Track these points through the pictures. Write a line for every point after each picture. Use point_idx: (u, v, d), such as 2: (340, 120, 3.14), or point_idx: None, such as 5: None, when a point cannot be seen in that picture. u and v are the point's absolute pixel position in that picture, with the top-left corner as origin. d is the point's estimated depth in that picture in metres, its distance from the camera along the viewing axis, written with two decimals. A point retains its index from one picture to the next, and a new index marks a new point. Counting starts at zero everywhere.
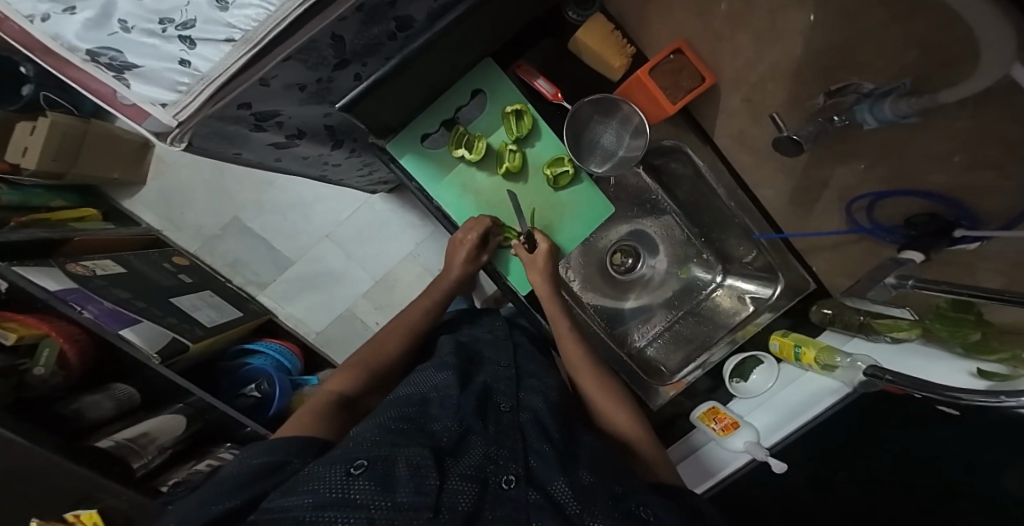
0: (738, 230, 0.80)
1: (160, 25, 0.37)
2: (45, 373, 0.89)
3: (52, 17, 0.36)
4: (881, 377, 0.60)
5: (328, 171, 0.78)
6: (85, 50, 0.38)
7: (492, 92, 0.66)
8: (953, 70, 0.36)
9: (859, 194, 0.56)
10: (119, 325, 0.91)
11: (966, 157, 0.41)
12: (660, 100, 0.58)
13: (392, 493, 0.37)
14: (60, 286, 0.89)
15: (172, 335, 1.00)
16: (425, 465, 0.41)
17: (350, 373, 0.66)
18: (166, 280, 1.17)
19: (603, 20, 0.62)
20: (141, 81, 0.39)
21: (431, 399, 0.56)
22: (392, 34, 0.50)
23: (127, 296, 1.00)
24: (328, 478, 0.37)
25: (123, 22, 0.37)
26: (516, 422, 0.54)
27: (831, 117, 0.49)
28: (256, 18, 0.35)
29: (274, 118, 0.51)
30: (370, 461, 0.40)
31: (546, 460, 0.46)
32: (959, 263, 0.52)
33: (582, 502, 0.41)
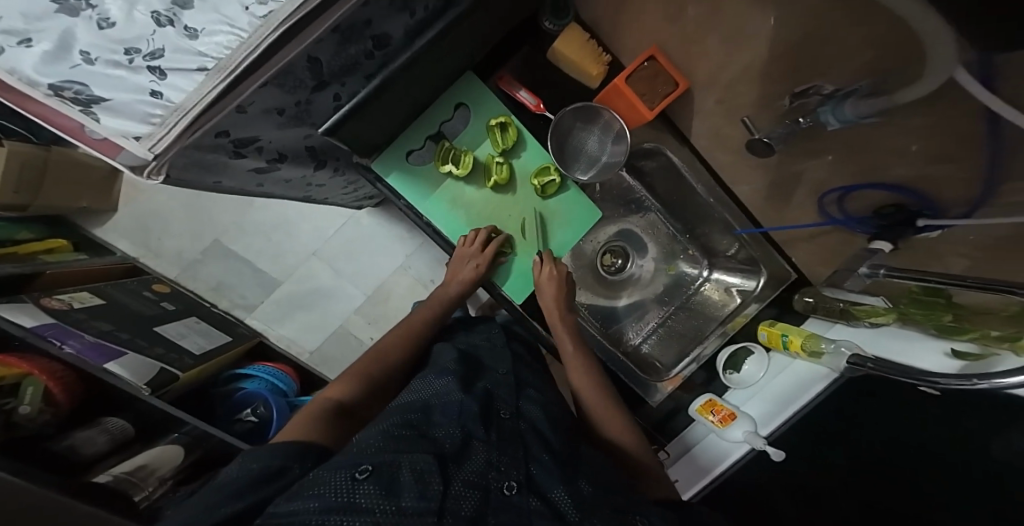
0: (720, 225, 0.82)
1: (126, 56, 0.36)
2: (32, 411, 0.86)
3: (6, 49, 0.34)
4: (863, 365, 0.63)
5: (312, 191, 0.78)
6: (46, 84, 0.36)
7: (475, 105, 0.67)
8: (905, 72, 0.38)
9: (830, 188, 0.58)
10: (103, 359, 0.88)
11: (924, 147, 0.43)
12: (640, 108, 0.61)
13: (397, 498, 0.38)
14: (37, 321, 0.85)
15: (160, 366, 0.98)
16: (429, 471, 0.41)
17: (350, 380, 0.65)
18: (149, 309, 1.14)
19: (579, 29, 0.64)
20: (111, 115, 0.38)
21: (434, 405, 0.55)
22: (370, 52, 0.50)
23: (110, 328, 0.98)
24: (333, 483, 0.37)
25: (86, 54, 0.36)
26: (517, 429, 0.54)
27: (798, 119, 0.53)
28: (229, 45, 0.36)
29: (253, 143, 0.50)
30: (376, 465, 0.40)
31: (546, 468, 0.47)
32: (927, 250, 0.54)
33: (581, 510, 0.42)
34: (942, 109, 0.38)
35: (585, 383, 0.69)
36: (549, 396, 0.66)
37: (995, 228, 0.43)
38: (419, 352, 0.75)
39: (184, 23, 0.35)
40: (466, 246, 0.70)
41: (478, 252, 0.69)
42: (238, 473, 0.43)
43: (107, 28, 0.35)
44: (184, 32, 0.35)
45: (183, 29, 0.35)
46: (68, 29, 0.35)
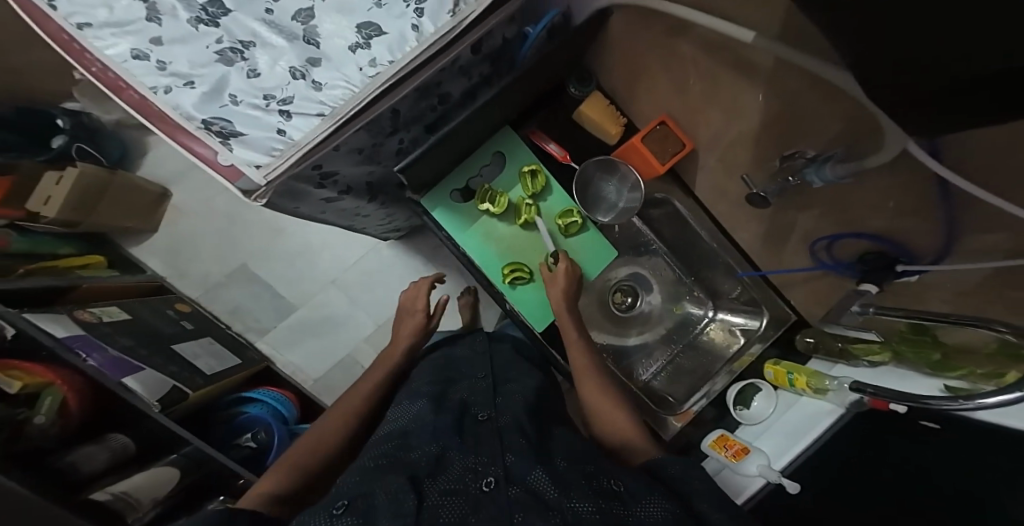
0: (723, 269, 0.91)
1: (265, 101, 0.49)
2: (43, 424, 0.86)
3: (175, 89, 0.47)
4: (864, 390, 0.67)
5: (356, 222, 0.86)
6: (201, 119, 0.47)
7: (510, 154, 0.77)
8: (871, 139, 0.48)
9: (818, 237, 0.67)
10: (121, 373, 0.93)
11: (900, 202, 0.53)
12: (652, 162, 0.71)
13: (375, 521, 0.41)
14: (67, 333, 0.90)
15: (173, 383, 1.03)
16: (403, 491, 0.44)
17: (309, 447, 0.67)
18: (170, 328, 1.19)
19: (601, 97, 0.76)
20: (242, 147, 0.47)
21: (411, 431, 0.59)
22: (434, 107, 0.61)
23: (131, 344, 1.02)
24: (315, 523, 0.41)
25: (233, 96, 0.49)
26: (494, 426, 0.59)
27: (787, 177, 0.60)
28: (343, 96, 0.48)
29: (333, 177, 0.59)
30: (350, 503, 0.44)
31: (520, 457, 0.50)
32: (909, 292, 0.62)
33: (559, 487, 0.45)
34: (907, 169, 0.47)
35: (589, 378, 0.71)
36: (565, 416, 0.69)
37: (962, 277, 0.53)
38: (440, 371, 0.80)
39: (312, 78, 0.49)
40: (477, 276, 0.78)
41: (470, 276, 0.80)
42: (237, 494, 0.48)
43: (254, 77, 0.49)
44: (311, 84, 0.49)
45: (311, 85, 0.49)
46: (224, 78, 0.49)
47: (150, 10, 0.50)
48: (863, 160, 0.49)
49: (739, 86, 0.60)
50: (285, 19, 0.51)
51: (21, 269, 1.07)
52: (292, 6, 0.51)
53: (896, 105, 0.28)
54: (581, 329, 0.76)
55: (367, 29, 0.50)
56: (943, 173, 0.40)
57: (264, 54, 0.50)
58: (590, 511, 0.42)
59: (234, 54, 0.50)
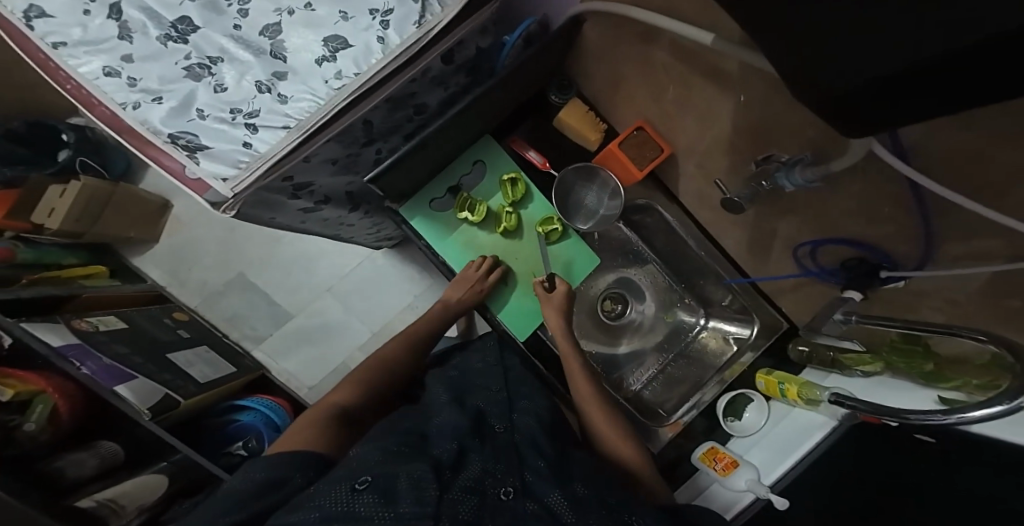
0: (713, 277, 0.89)
1: (231, 114, 0.50)
2: (34, 430, 0.88)
3: (143, 105, 0.50)
4: (844, 404, 0.64)
5: (342, 231, 0.87)
6: (168, 133, 0.49)
7: (490, 163, 0.78)
8: (840, 144, 0.49)
9: (800, 242, 0.66)
10: (114, 381, 0.94)
11: (894, 208, 0.51)
12: (629, 167, 0.71)
13: (396, 504, 0.44)
14: (62, 342, 0.93)
15: (166, 391, 1.04)
16: (424, 479, 0.47)
17: (349, 390, 0.73)
18: (164, 335, 1.20)
19: (580, 104, 0.76)
20: (208, 159, 0.49)
21: (428, 433, 0.58)
22: (411, 117, 0.62)
23: (126, 352, 1.04)
24: (335, 497, 0.44)
25: (200, 111, 0.50)
26: (511, 439, 0.59)
27: (762, 182, 0.61)
28: (309, 108, 0.49)
29: (308, 187, 0.60)
30: (373, 478, 0.46)
31: (541, 474, 0.51)
32: (899, 299, 0.59)
33: (576, 512, 0.46)
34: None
35: (592, 404, 0.70)
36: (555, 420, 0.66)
37: (959, 280, 0.50)
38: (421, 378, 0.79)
39: (278, 91, 0.51)
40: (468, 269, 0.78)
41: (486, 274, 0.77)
42: (244, 480, 0.51)
43: (221, 91, 0.51)
44: (277, 98, 0.50)
45: (277, 98, 0.50)
46: (192, 93, 0.51)
47: (122, 28, 0.52)
48: (830, 164, 0.50)
49: (712, 91, 0.59)
50: (254, 34, 0.53)
51: (22, 281, 1.11)
52: (259, 21, 0.53)
53: (827, 105, 0.27)
54: (580, 352, 0.75)
55: (333, 42, 0.51)
56: (912, 175, 0.40)
57: (232, 69, 0.52)
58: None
59: (202, 70, 0.52)
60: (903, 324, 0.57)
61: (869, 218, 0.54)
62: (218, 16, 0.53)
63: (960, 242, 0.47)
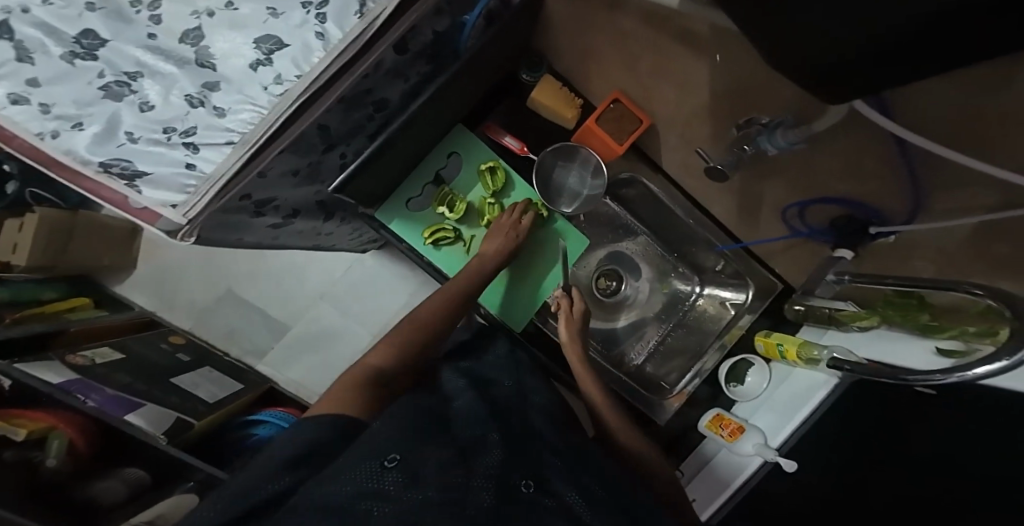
0: (703, 243, 0.87)
1: (165, 134, 0.46)
2: (56, 464, 0.87)
3: (62, 132, 0.45)
4: (842, 368, 0.63)
5: (322, 240, 0.84)
6: (98, 162, 0.45)
7: (466, 153, 0.75)
8: None
9: (788, 203, 0.65)
10: (123, 411, 0.91)
11: None
12: (610, 143, 0.68)
13: (419, 487, 0.40)
14: (62, 378, 0.89)
15: (177, 414, 1.01)
16: (451, 466, 0.43)
17: (389, 347, 0.62)
18: (164, 359, 1.18)
19: (552, 79, 0.70)
20: (151, 187, 0.46)
21: (450, 417, 0.55)
22: (371, 115, 0.58)
23: (129, 380, 1.02)
24: (363, 471, 0.40)
25: (130, 134, 0.46)
26: (529, 430, 0.56)
27: (743, 146, 0.62)
28: (252, 119, 0.45)
29: (271, 203, 0.57)
30: (401, 456, 0.43)
31: (558, 473, 0.48)
32: (892, 253, 0.58)
33: (587, 502, 0.45)
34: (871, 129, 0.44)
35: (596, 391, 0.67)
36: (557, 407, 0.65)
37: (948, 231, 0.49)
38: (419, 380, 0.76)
39: (213, 104, 0.46)
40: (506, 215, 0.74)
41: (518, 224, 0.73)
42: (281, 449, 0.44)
43: (148, 110, 0.46)
44: (213, 111, 0.46)
45: (213, 111, 0.46)
46: (117, 115, 0.46)
47: (17, 48, 0.44)
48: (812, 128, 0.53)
49: None
50: (172, 41, 0.47)
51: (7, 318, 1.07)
52: (176, 25, 0.47)
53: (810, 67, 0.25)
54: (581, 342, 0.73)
55: (266, 43, 0.46)
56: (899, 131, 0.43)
57: (155, 83, 0.47)
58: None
59: (121, 88, 0.46)
60: (897, 282, 0.55)
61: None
62: (126, 25, 0.47)
63: (959, 193, 0.46)
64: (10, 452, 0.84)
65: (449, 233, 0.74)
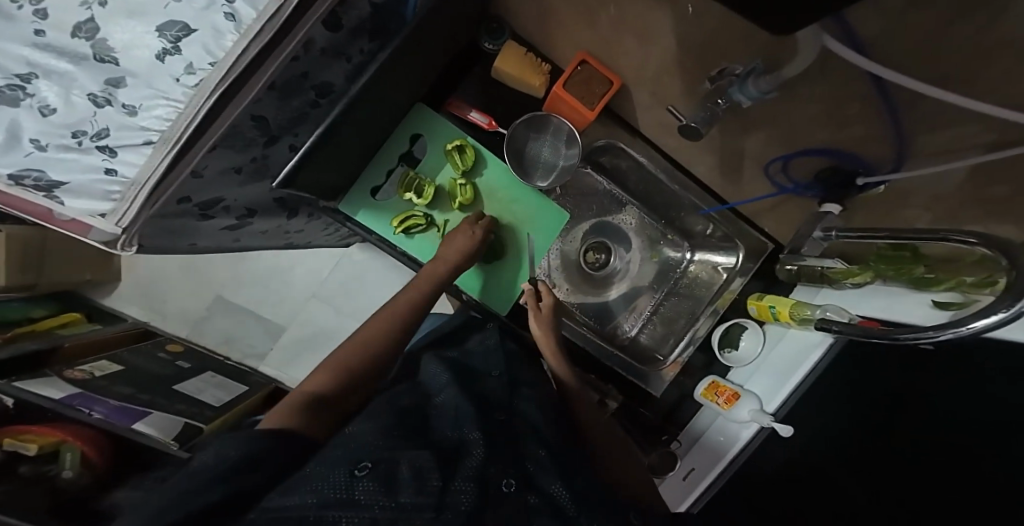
0: (689, 208, 0.83)
1: (76, 139, 0.44)
2: (72, 476, 0.85)
3: None
4: (830, 329, 0.61)
5: (293, 237, 0.86)
6: (9, 173, 0.45)
7: (430, 134, 0.71)
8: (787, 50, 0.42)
9: (770, 158, 0.60)
10: (131, 420, 0.87)
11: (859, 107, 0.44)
12: (580, 108, 0.64)
13: (396, 493, 0.37)
14: (64, 393, 0.87)
15: (185, 420, 0.95)
16: (427, 467, 0.41)
17: (325, 373, 0.58)
18: (167, 370, 1.15)
19: (516, 45, 0.66)
20: (73, 196, 0.45)
21: (430, 412, 0.55)
22: (315, 101, 0.55)
23: (131, 391, 0.98)
24: (330, 479, 0.37)
25: (36, 141, 0.44)
26: (516, 427, 0.55)
27: (717, 100, 0.54)
28: (169, 116, 0.42)
29: (218, 204, 0.58)
30: (374, 463, 0.40)
31: (542, 464, 0.48)
32: (883, 211, 0.56)
33: (580, 506, 0.44)
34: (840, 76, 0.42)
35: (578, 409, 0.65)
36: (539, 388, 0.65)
37: (932, 182, 0.45)
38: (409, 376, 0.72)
39: (122, 102, 0.42)
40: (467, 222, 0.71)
41: (478, 223, 0.70)
42: (212, 461, 0.39)
43: (51, 114, 0.43)
44: (123, 109, 0.42)
45: (123, 108, 0.42)
46: (17, 121, 0.43)
47: None
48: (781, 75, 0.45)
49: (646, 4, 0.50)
50: (63, 35, 0.40)
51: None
52: (64, 16, 0.40)
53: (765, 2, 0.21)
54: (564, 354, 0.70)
55: (171, 29, 0.40)
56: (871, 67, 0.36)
57: (49, 83, 0.42)
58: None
59: (13, 91, 0.43)
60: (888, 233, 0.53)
61: (834, 125, 0.49)
62: (7, 21, 0.40)
63: None
64: (28, 466, 0.84)
65: (420, 220, 0.71)
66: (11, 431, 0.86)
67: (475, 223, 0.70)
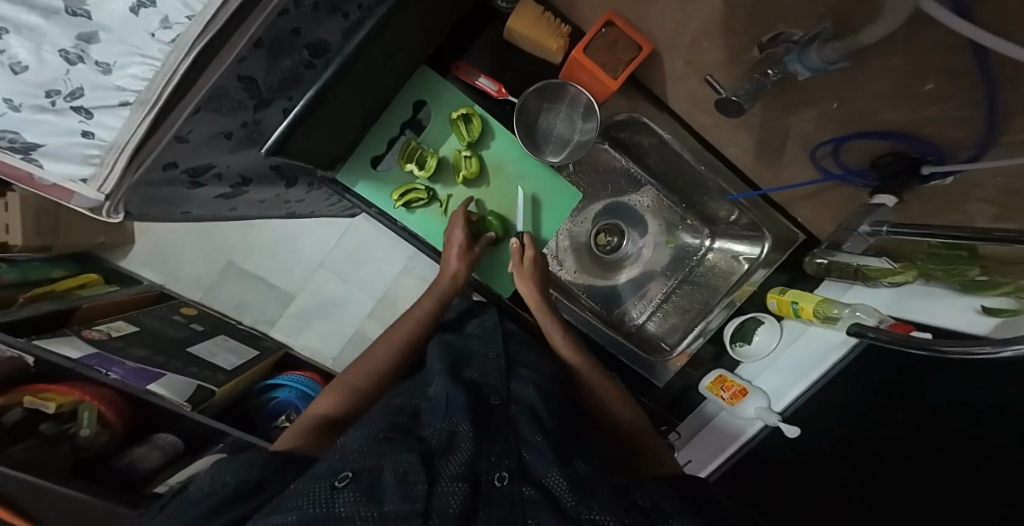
0: (714, 192, 0.77)
1: (49, 99, 0.40)
2: (91, 434, 0.87)
3: None
4: (864, 336, 0.58)
5: (293, 206, 0.85)
6: None
7: (435, 102, 0.67)
8: (873, 5, 0.35)
9: (821, 140, 0.54)
10: (145, 381, 0.87)
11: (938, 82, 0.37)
12: (600, 77, 0.57)
13: (380, 502, 0.36)
14: (82, 353, 0.86)
15: (197, 383, 0.95)
16: (413, 471, 0.39)
17: (337, 392, 0.61)
18: (180, 332, 1.15)
19: (532, 4, 0.59)
20: (50, 160, 0.44)
21: (422, 409, 0.53)
22: (309, 61, 0.51)
23: (148, 354, 0.98)
24: (312, 495, 0.35)
25: (10, 101, 0.40)
26: (509, 416, 0.51)
27: (766, 71, 0.49)
28: (145, 75, 0.37)
29: (209, 170, 0.56)
30: (355, 472, 0.38)
31: (541, 453, 0.45)
32: (936, 199, 0.50)
33: (577, 493, 0.40)
34: (921, 43, 0.35)
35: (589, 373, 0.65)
36: (543, 372, 0.63)
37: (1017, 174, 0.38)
38: (413, 354, 0.70)
39: (95, 58, 0.37)
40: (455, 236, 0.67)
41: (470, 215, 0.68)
42: (211, 488, 0.39)
43: (23, 72, 0.38)
44: (97, 67, 0.37)
45: (98, 66, 0.38)
46: None
47: None
48: (856, 39, 0.37)
49: None
50: None
51: (19, 298, 1.08)
52: None
53: None
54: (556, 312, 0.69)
55: None
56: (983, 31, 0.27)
57: (16, 38, 0.35)
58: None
59: None
60: (918, 229, 0.52)
61: (905, 99, 0.42)
62: None
63: None
64: (47, 424, 0.85)
65: (422, 194, 0.67)
66: (29, 389, 0.84)
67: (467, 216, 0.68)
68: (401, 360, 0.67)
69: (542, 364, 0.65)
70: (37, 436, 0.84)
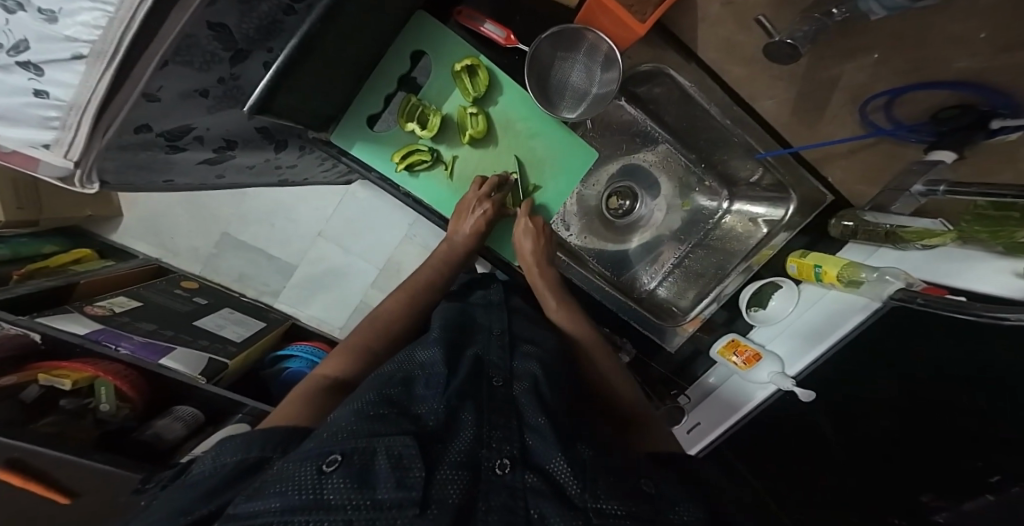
0: (740, 150, 0.71)
1: None
2: (111, 409, 0.86)
3: None
4: (911, 302, 0.55)
5: (285, 172, 0.79)
6: None
7: (435, 52, 0.60)
8: None
9: (875, 92, 0.53)
10: (157, 356, 0.86)
11: None
12: (627, 21, 0.50)
13: (372, 491, 0.34)
14: (88, 329, 0.84)
15: (210, 356, 0.93)
16: (408, 455, 0.37)
17: (347, 354, 0.58)
18: (183, 305, 1.12)
19: None
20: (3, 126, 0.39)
21: (416, 377, 0.50)
22: (288, 7, 0.43)
23: (154, 327, 0.96)
24: (297, 478, 0.33)
25: None
26: (511, 395, 0.50)
27: (830, 10, 0.49)
28: (98, 24, 0.30)
29: (188, 133, 0.50)
30: (346, 455, 0.35)
31: (543, 435, 0.43)
32: (1002, 154, 0.48)
33: (583, 481, 0.40)
34: None
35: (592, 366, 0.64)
36: (551, 350, 0.60)
37: None
38: (420, 323, 0.67)
39: (37, 5, 0.30)
40: (477, 195, 0.63)
41: (487, 197, 0.62)
42: (211, 469, 0.37)
43: None
44: (39, 15, 0.31)
45: (40, 13, 0.30)
46: None
47: None
48: None
49: None
50: None
51: (13, 276, 1.04)
52: None
53: None
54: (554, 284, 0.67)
55: None
56: None
57: None
58: (618, 515, 0.38)
59: None
60: (977, 189, 0.48)
61: None
62: None
63: None
64: (67, 399, 0.85)
65: (425, 156, 0.62)
66: (46, 367, 0.82)
67: (484, 199, 0.62)
68: (405, 333, 0.64)
69: (547, 339, 0.63)
70: (59, 412, 0.84)
